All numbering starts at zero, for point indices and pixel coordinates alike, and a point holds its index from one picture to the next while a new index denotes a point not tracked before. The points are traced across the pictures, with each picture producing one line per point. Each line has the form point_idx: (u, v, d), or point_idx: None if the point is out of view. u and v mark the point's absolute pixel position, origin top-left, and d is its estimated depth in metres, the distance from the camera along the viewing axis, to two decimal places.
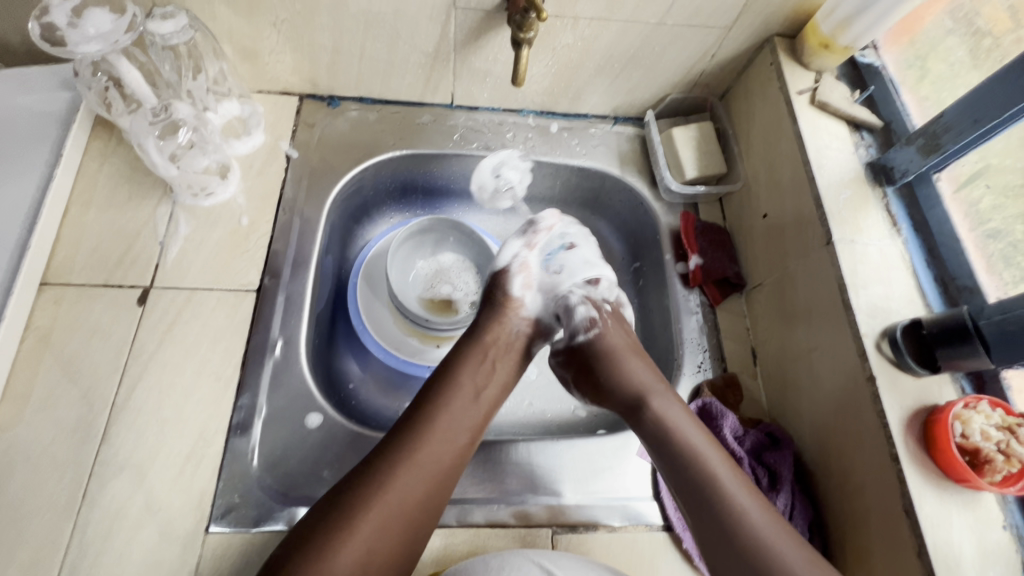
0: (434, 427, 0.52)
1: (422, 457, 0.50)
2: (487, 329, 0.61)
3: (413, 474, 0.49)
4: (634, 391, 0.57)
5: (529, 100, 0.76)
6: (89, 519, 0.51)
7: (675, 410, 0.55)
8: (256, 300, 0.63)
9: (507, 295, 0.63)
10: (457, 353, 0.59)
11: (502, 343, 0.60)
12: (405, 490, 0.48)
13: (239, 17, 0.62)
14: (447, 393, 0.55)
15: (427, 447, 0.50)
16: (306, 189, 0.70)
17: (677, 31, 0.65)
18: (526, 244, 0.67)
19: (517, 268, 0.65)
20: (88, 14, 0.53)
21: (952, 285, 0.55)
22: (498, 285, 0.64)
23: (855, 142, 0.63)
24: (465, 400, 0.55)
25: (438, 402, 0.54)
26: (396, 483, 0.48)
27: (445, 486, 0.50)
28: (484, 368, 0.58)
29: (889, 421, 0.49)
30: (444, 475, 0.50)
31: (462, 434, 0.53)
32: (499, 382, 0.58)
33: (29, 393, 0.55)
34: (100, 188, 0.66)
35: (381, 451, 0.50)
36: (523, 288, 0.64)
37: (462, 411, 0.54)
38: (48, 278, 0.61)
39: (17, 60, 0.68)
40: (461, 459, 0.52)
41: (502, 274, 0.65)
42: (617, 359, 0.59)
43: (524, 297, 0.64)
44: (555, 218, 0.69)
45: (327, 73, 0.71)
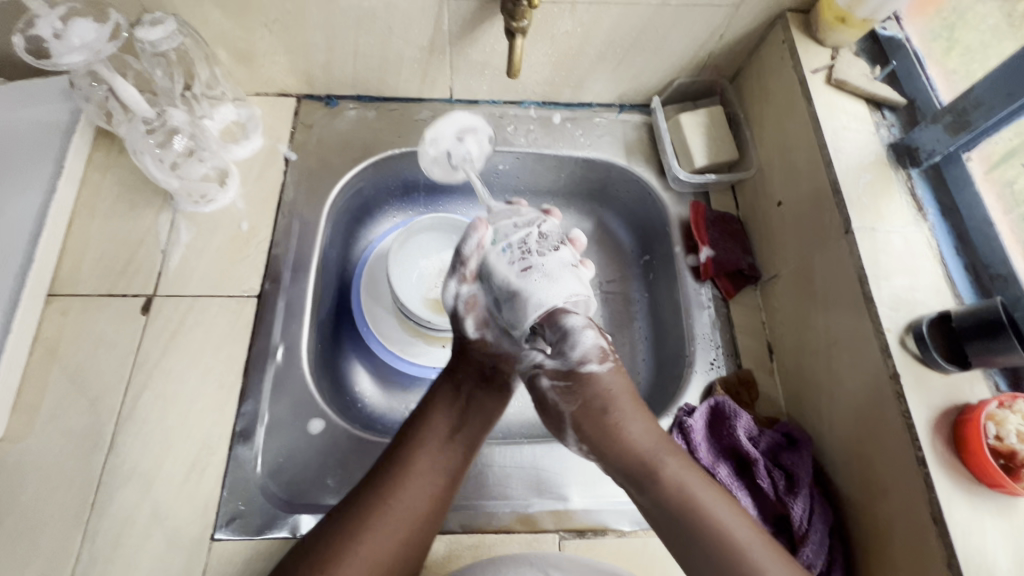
0: (406, 472, 0.50)
1: (387, 505, 0.48)
2: (461, 367, 0.58)
3: (382, 524, 0.47)
4: (639, 460, 0.49)
5: (530, 91, 0.74)
6: (99, 527, 0.52)
7: (681, 471, 0.48)
8: (257, 306, 0.63)
9: (462, 340, 0.59)
10: (430, 396, 0.56)
11: (481, 383, 0.57)
12: (375, 542, 0.46)
13: (230, 19, 0.61)
14: (417, 436, 0.53)
15: (396, 493, 0.49)
16: (305, 192, 0.69)
17: (680, 11, 0.62)
18: (467, 279, 0.59)
19: (467, 308, 0.59)
20: (73, 24, 0.53)
21: (984, 273, 0.51)
22: (454, 334, 0.60)
23: (875, 121, 0.59)
24: (438, 442, 0.52)
25: (409, 446, 0.52)
26: (364, 535, 0.46)
27: (423, 532, 0.49)
28: (460, 407, 0.55)
29: (914, 421, 0.45)
30: (419, 522, 0.48)
31: (435, 476, 0.51)
32: (479, 421, 0.55)
33: (39, 404, 0.56)
34: (103, 197, 0.66)
35: (346, 505, 0.49)
36: (479, 328, 0.59)
37: (435, 453, 0.52)
38: (55, 289, 0.61)
39: (17, 72, 0.68)
40: (439, 500, 0.50)
41: (455, 321, 0.60)
42: (618, 411, 0.51)
43: (487, 336, 0.59)
44: (483, 229, 0.57)
45: (323, 73, 0.70)
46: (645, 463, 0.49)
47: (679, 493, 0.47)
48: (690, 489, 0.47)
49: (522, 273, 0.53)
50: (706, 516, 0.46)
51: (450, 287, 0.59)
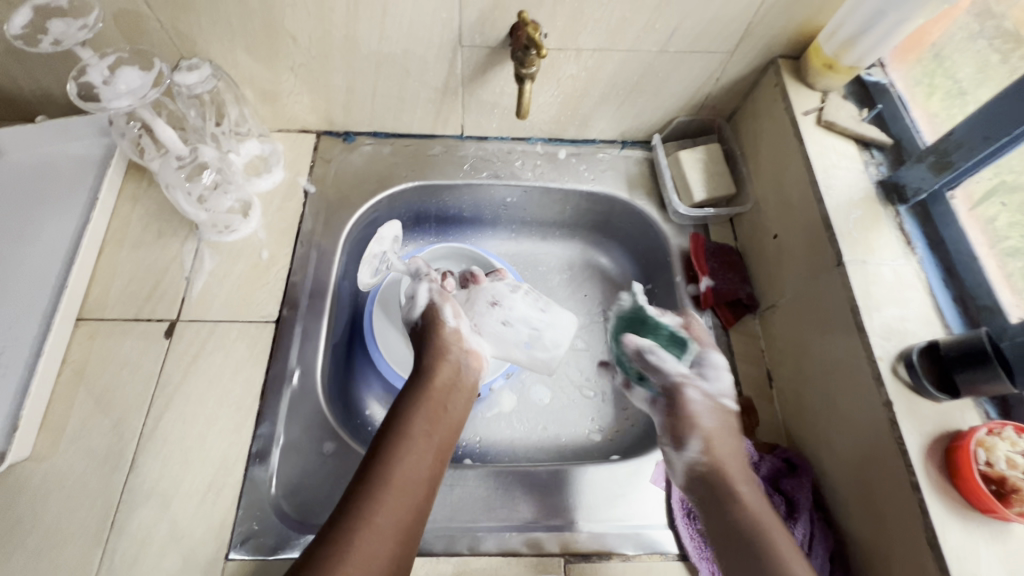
0: (390, 479, 0.52)
1: (377, 519, 0.49)
2: (431, 376, 0.62)
3: (374, 535, 0.49)
4: (717, 470, 0.55)
5: (537, 129, 0.78)
6: (117, 545, 0.53)
7: (753, 494, 0.53)
8: (275, 331, 0.65)
9: (439, 330, 0.67)
10: (404, 406, 0.59)
11: (448, 389, 0.62)
12: (371, 553, 0.48)
13: (259, 63, 0.66)
14: (397, 444, 0.55)
15: (385, 502, 0.51)
16: (323, 223, 0.73)
17: (678, 57, 0.67)
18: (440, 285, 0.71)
19: (443, 298, 0.70)
20: (120, 72, 0.58)
21: (972, 304, 0.53)
22: (435, 322, 0.68)
23: (863, 160, 0.62)
24: (417, 449, 0.56)
25: (387, 456, 0.54)
26: (358, 545, 0.48)
27: (413, 534, 0.51)
28: (432, 417, 0.59)
29: (908, 447, 0.47)
30: (410, 523, 0.51)
31: (417, 480, 0.53)
32: (450, 424, 0.60)
33: (64, 424, 0.59)
34: (133, 227, 0.70)
35: (331, 524, 0.49)
36: (455, 317, 0.69)
37: (413, 459, 0.55)
38: (84, 313, 0.65)
39: (58, 110, 0.73)
40: (422, 507, 0.53)
41: (431, 308, 0.69)
42: (714, 435, 0.57)
43: (461, 326, 0.68)
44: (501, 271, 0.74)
45: (342, 111, 0.74)
46: (727, 480, 0.54)
47: (755, 517, 0.51)
48: (754, 509, 0.52)
49: (543, 308, 0.72)
50: (749, 514, 0.52)
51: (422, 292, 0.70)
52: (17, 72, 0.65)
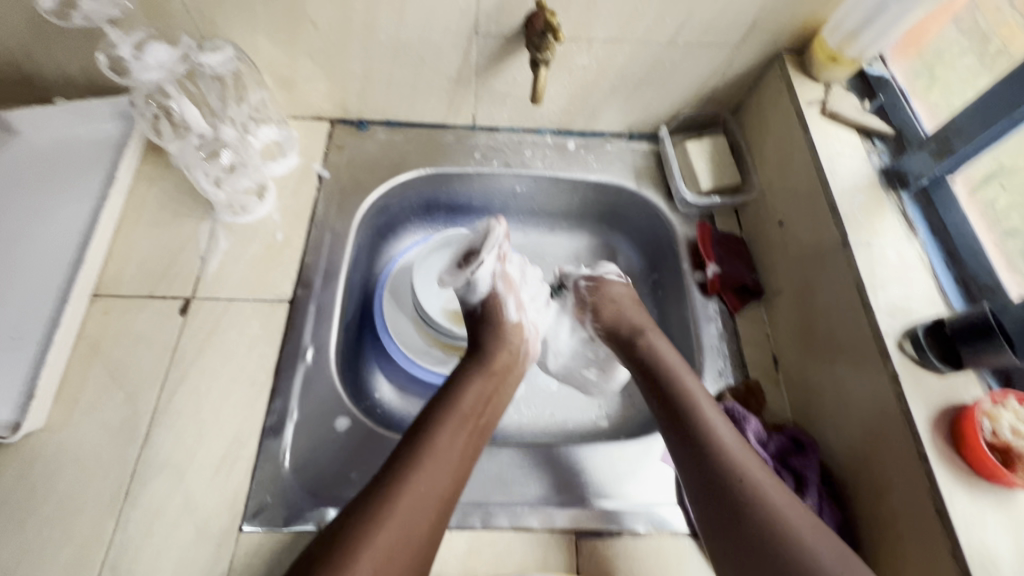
0: (434, 447, 0.53)
1: (422, 478, 0.51)
2: (489, 357, 0.64)
3: (416, 498, 0.50)
4: (685, 406, 0.57)
5: (547, 120, 0.80)
6: (130, 516, 0.54)
7: (725, 428, 0.55)
8: (289, 310, 0.66)
9: (503, 318, 0.67)
10: (459, 379, 0.62)
11: (506, 370, 0.64)
12: (412, 514, 0.49)
13: (278, 48, 0.67)
14: (443, 416, 0.56)
15: (426, 468, 0.52)
16: (336, 207, 0.74)
17: (687, 49, 0.69)
18: (499, 259, 0.68)
19: (508, 290, 0.69)
20: (148, 46, 0.62)
21: (974, 284, 0.55)
22: (497, 314, 0.68)
23: (867, 148, 0.64)
24: (462, 422, 0.57)
25: (432, 425, 0.55)
26: (398, 510, 0.48)
27: (450, 500, 0.52)
28: (485, 394, 0.61)
29: (914, 419, 0.48)
30: (449, 495, 0.52)
31: (459, 452, 0.55)
32: (498, 404, 0.62)
33: (78, 397, 0.59)
34: (149, 207, 0.71)
35: (373, 488, 0.50)
36: (518, 310, 0.69)
37: (456, 431, 0.56)
38: (99, 290, 0.65)
39: (76, 93, 0.74)
40: (460, 480, 0.53)
41: (494, 298, 0.68)
42: (660, 357, 0.63)
43: (524, 318, 0.69)
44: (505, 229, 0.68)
45: (357, 99, 0.76)
46: (690, 399, 0.58)
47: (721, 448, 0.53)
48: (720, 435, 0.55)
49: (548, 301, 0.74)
50: (713, 442, 0.54)
51: (485, 267, 0.66)
52: (39, 52, 0.66)
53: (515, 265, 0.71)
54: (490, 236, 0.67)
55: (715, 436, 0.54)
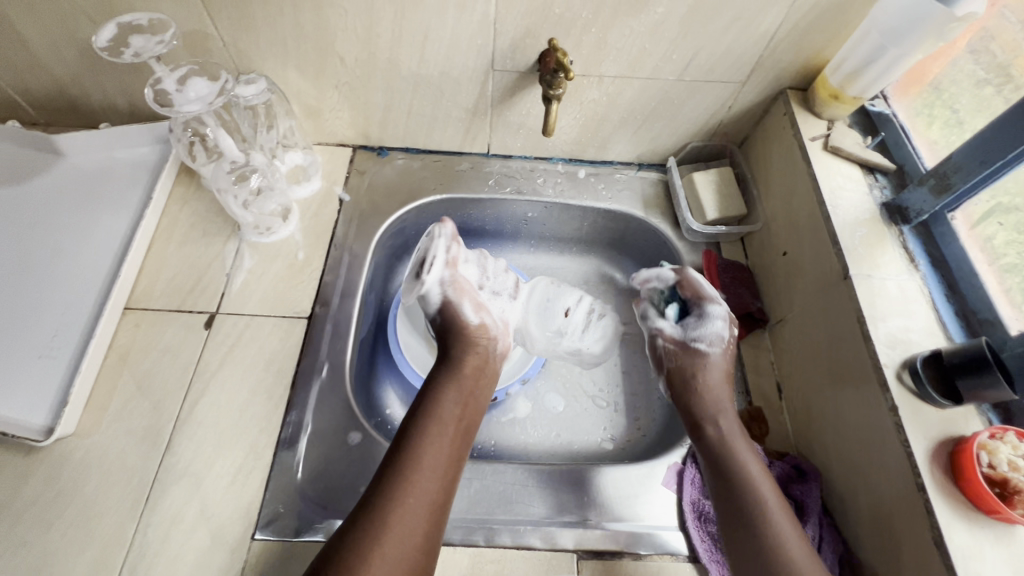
0: (420, 458, 0.56)
1: (410, 495, 0.53)
2: (461, 363, 0.67)
3: (405, 512, 0.52)
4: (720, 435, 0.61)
5: (558, 149, 0.83)
6: (150, 521, 0.56)
7: (754, 464, 0.58)
8: (307, 326, 0.69)
9: (465, 324, 0.69)
10: (434, 387, 0.64)
11: (478, 372, 0.67)
12: (408, 527, 0.52)
13: (308, 81, 0.72)
14: (426, 425, 0.59)
15: (413, 482, 0.54)
16: (355, 229, 0.78)
17: (694, 86, 0.72)
18: (448, 262, 0.69)
19: (459, 295, 0.69)
20: (191, 82, 0.65)
21: (973, 318, 0.56)
22: (454, 319, 0.69)
23: (869, 183, 0.66)
24: (444, 430, 0.60)
25: (415, 438, 0.58)
26: (391, 527, 0.51)
27: (442, 508, 0.55)
28: (461, 400, 0.63)
29: (913, 450, 0.49)
30: (439, 503, 0.55)
31: (444, 459, 0.57)
32: (476, 406, 0.65)
33: (107, 404, 0.62)
34: (180, 226, 0.75)
35: (363, 511, 0.52)
36: (477, 312, 0.70)
37: (439, 439, 0.59)
38: (131, 303, 0.69)
39: (119, 118, 0.79)
40: (447, 487, 0.56)
41: (449, 305, 0.69)
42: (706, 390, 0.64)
43: (484, 317, 0.71)
44: (451, 226, 0.69)
45: (379, 127, 0.80)
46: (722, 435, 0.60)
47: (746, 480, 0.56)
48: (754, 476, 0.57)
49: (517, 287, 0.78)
50: (744, 479, 0.56)
51: (432, 269, 0.69)
52: (90, 82, 0.72)
53: (468, 266, 0.73)
54: (432, 245, 0.69)
55: (748, 479, 0.56)
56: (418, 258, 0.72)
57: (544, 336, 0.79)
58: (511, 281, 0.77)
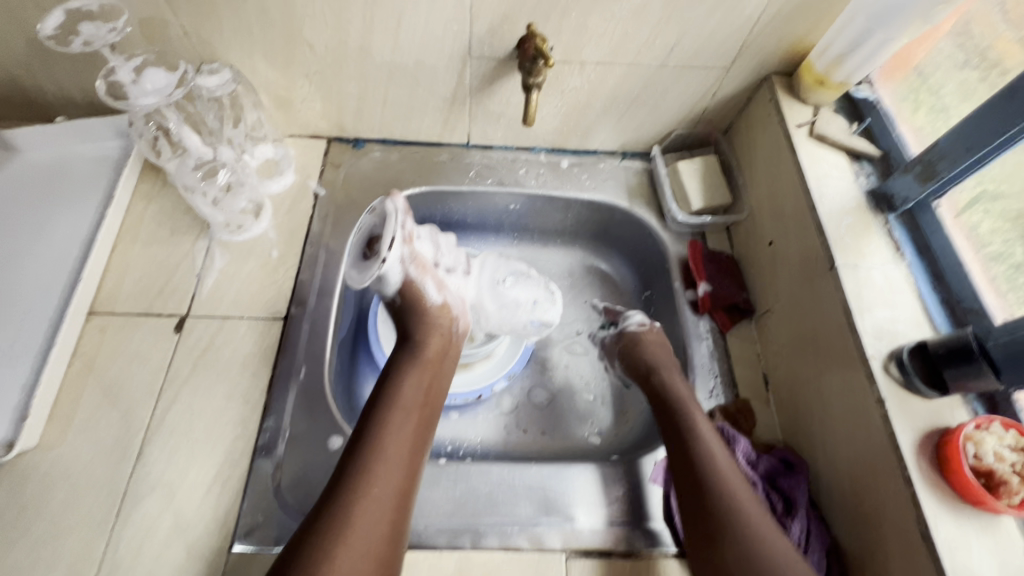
0: (383, 447, 0.54)
1: (374, 486, 0.52)
2: (421, 344, 0.64)
3: (369, 504, 0.51)
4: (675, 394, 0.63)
5: (541, 139, 0.81)
6: (121, 535, 0.54)
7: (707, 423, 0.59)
8: (283, 327, 0.67)
9: (427, 306, 0.65)
10: (395, 371, 0.62)
11: (441, 352, 0.65)
12: (371, 520, 0.50)
13: (275, 70, 0.68)
14: (388, 412, 0.57)
15: (376, 472, 0.53)
16: (331, 225, 0.75)
17: (678, 72, 0.70)
18: (406, 241, 0.62)
19: (422, 273, 0.64)
20: (147, 73, 0.63)
21: (959, 307, 0.56)
22: (416, 301, 0.65)
23: (855, 171, 0.65)
24: (407, 414, 0.58)
25: (375, 428, 0.56)
26: (356, 522, 0.49)
27: (405, 499, 0.53)
28: (424, 383, 0.62)
29: (900, 442, 0.49)
30: (404, 490, 0.53)
31: (406, 450, 0.55)
32: (439, 388, 0.63)
33: (72, 415, 0.59)
34: (146, 225, 0.72)
35: (324, 506, 0.50)
36: (440, 291, 0.66)
37: (401, 427, 0.57)
38: (95, 307, 0.66)
39: (76, 112, 0.75)
40: (411, 474, 0.55)
41: (408, 284, 0.64)
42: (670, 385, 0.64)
43: (447, 297, 0.67)
44: (403, 200, 0.63)
45: (353, 118, 0.77)
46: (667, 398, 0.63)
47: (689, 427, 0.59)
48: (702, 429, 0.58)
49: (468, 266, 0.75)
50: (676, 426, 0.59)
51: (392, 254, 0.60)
52: (41, 72, 0.67)
53: (423, 241, 0.66)
54: (388, 222, 0.61)
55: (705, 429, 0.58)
56: (367, 235, 0.63)
57: (497, 311, 0.74)
58: (461, 256, 0.74)
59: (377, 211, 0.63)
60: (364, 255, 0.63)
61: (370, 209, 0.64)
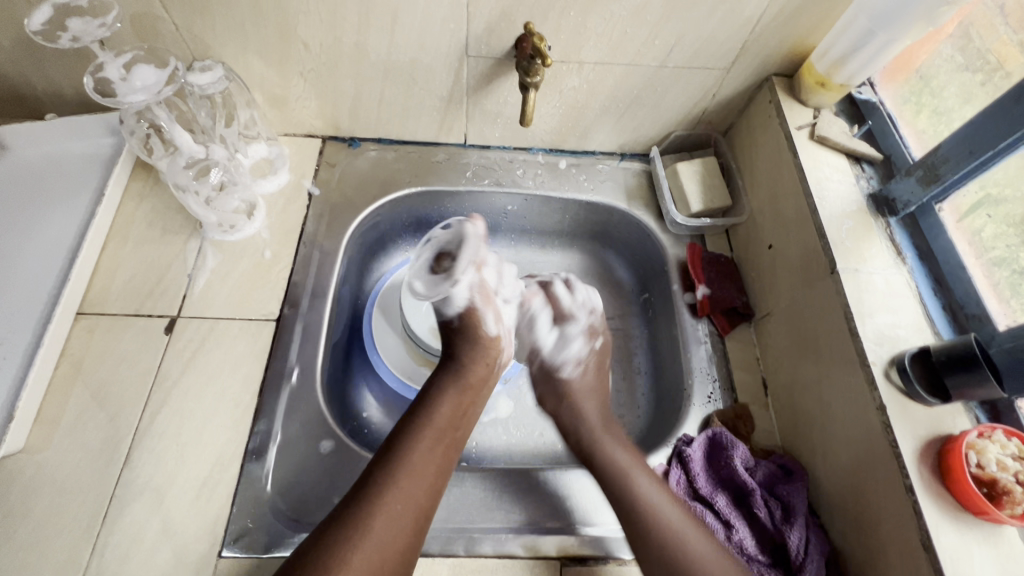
0: (414, 462, 0.54)
1: (400, 499, 0.51)
2: (466, 368, 0.64)
3: (392, 517, 0.50)
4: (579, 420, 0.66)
5: (539, 139, 0.80)
6: (108, 541, 0.53)
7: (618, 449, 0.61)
8: (276, 329, 0.66)
9: (484, 334, 0.67)
10: (434, 389, 0.62)
11: (481, 379, 0.65)
12: (390, 533, 0.49)
13: (269, 67, 0.67)
14: (427, 430, 0.57)
15: (404, 486, 0.52)
16: (326, 225, 0.74)
17: (677, 73, 0.69)
18: (475, 262, 0.69)
19: (484, 299, 0.68)
20: (136, 69, 0.61)
21: (960, 313, 0.55)
22: (474, 328, 0.67)
23: (856, 174, 0.65)
24: (440, 434, 0.58)
25: (406, 443, 0.55)
26: (374, 533, 0.49)
27: (427, 518, 0.52)
28: (461, 406, 0.61)
29: (901, 450, 0.48)
30: (426, 509, 0.52)
31: (433, 468, 0.55)
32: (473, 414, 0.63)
33: (59, 417, 0.58)
34: (137, 224, 0.71)
35: (344, 511, 0.50)
36: (497, 323, 0.69)
37: (435, 446, 0.56)
38: (84, 307, 0.65)
39: (66, 108, 0.74)
40: (436, 495, 0.54)
41: (470, 309, 0.68)
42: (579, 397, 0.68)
43: (501, 330, 0.69)
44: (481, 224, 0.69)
45: (349, 117, 0.76)
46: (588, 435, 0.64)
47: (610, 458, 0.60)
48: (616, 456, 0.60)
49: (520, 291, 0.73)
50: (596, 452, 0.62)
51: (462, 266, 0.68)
52: (30, 68, 0.66)
53: (489, 270, 0.71)
54: (466, 245, 0.68)
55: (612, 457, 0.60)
56: (439, 252, 0.70)
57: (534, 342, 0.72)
58: (521, 288, 0.74)
59: (453, 229, 0.70)
60: (434, 271, 0.69)
61: (448, 226, 0.71)
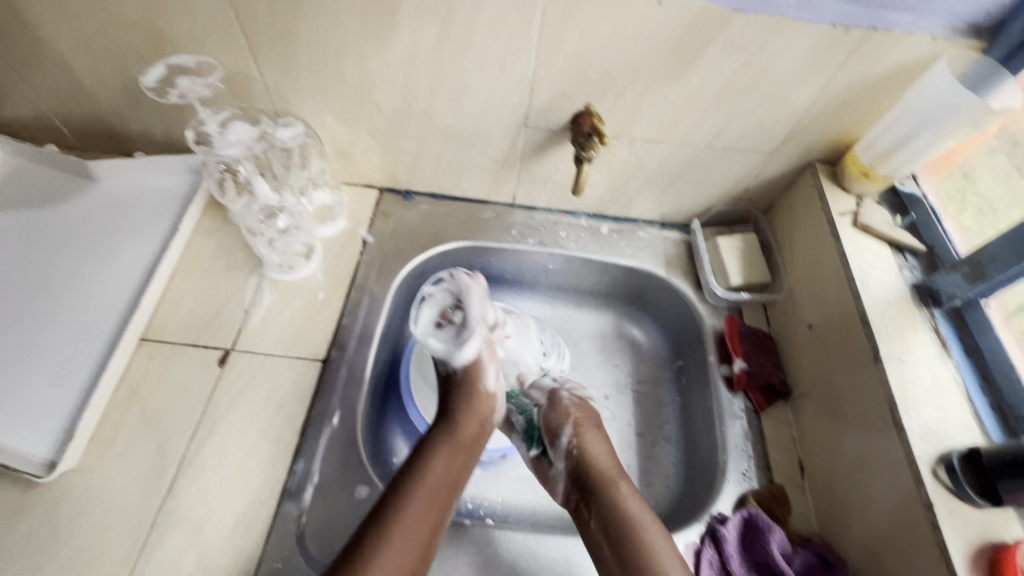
0: (420, 484, 0.57)
1: (409, 519, 0.54)
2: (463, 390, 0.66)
3: (405, 535, 0.53)
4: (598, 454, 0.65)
5: (584, 204, 0.84)
6: (145, 569, 0.54)
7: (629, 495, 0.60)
8: (322, 369, 0.68)
9: (483, 389, 0.67)
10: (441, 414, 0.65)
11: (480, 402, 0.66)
12: (401, 551, 0.52)
13: (342, 125, 0.73)
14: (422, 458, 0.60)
15: (413, 507, 0.55)
16: (377, 272, 0.77)
17: (723, 153, 0.72)
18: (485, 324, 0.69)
19: (489, 357, 0.68)
20: (232, 126, 0.70)
21: (1010, 413, 0.55)
22: (474, 381, 0.67)
23: (899, 263, 0.66)
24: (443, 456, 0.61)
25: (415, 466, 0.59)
26: (390, 548, 0.52)
27: (436, 534, 0.55)
28: (466, 429, 0.64)
29: (951, 554, 0.46)
30: (433, 527, 0.55)
31: (442, 489, 0.58)
32: (478, 436, 0.65)
33: (112, 440, 0.61)
34: (204, 258, 0.75)
35: (361, 534, 0.53)
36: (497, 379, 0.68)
37: (440, 468, 0.59)
38: (147, 334, 0.68)
39: (153, 147, 0.81)
40: (444, 514, 0.57)
41: (473, 364, 0.67)
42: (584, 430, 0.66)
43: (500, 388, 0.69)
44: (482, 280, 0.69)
45: (407, 172, 0.81)
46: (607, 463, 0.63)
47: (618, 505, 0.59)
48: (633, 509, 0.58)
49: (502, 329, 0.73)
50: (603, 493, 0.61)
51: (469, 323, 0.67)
52: (131, 112, 0.73)
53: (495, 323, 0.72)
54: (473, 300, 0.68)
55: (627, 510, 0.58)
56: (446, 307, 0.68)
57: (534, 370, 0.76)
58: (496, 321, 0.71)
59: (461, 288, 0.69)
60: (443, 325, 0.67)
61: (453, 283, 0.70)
